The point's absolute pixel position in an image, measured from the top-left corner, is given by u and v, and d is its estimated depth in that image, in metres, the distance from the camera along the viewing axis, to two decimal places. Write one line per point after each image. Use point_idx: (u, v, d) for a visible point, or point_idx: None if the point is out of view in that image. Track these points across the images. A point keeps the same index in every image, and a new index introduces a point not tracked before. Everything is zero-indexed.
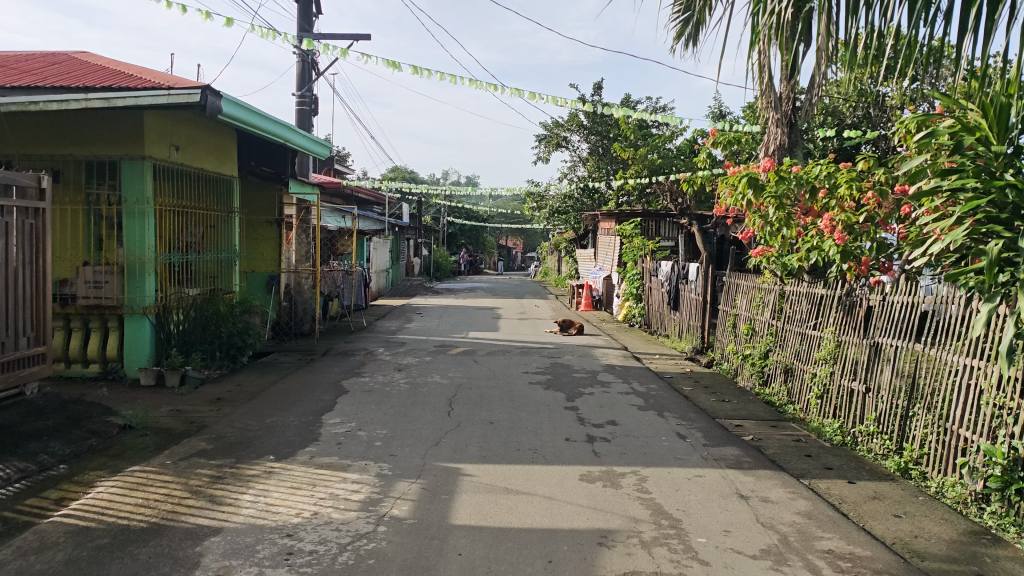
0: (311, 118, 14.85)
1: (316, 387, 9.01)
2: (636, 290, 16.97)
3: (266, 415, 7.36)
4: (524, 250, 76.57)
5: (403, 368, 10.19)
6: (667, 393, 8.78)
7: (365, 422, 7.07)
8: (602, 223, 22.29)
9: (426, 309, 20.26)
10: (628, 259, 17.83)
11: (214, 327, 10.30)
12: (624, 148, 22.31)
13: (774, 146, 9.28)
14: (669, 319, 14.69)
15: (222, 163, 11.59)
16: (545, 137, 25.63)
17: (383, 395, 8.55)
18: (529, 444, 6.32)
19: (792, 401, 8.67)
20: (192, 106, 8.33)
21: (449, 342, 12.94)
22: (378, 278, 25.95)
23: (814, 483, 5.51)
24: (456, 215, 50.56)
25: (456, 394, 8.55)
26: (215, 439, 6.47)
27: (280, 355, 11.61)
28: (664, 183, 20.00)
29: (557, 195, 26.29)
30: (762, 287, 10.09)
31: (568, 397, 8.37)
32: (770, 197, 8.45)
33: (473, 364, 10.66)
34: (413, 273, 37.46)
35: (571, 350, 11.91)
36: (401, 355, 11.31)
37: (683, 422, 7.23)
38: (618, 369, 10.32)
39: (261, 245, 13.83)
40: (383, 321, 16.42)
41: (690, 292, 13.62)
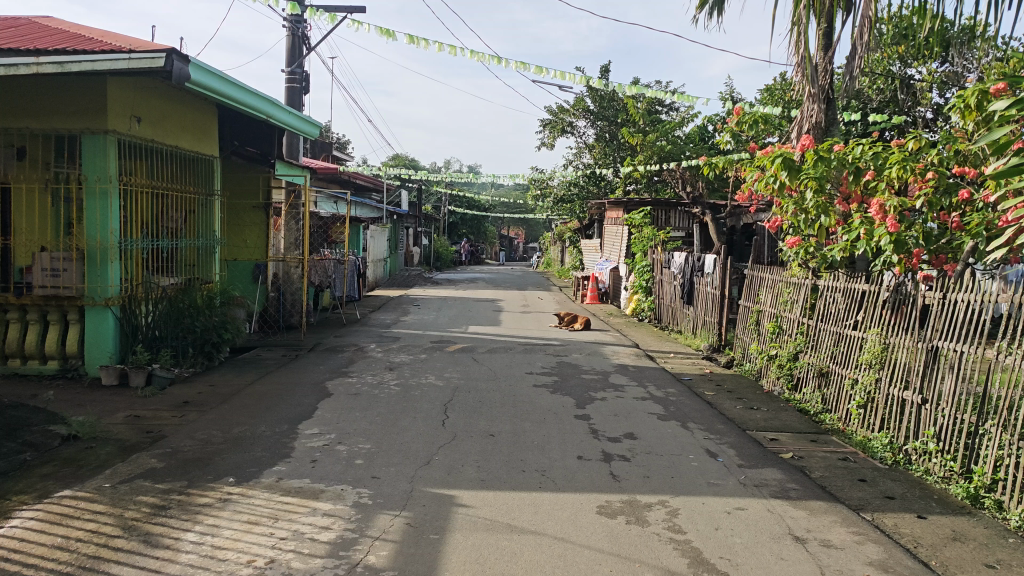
0: (301, 96, 13.91)
1: (296, 388, 8.09)
2: (646, 283, 16.06)
3: (235, 424, 6.45)
4: (526, 241, 75.57)
5: (395, 367, 9.27)
6: (688, 399, 7.86)
7: (346, 433, 6.15)
8: (609, 213, 21.36)
9: (424, 301, 19.36)
10: (638, 249, 16.91)
11: (187, 320, 9.37)
12: (632, 134, 21.38)
13: (810, 125, 8.36)
14: (682, 314, 13.80)
15: (200, 141, 10.64)
16: (549, 122, 24.67)
17: (370, 399, 7.62)
18: (536, 464, 5.39)
19: (828, 410, 7.75)
20: (156, 72, 7.40)
21: (446, 338, 12.02)
22: (376, 268, 25.01)
23: (879, 519, 4.59)
24: (457, 204, 49.59)
25: (453, 398, 7.63)
26: (169, 454, 5.56)
27: (262, 350, 10.69)
28: (676, 170, 19.09)
29: (562, 182, 25.35)
30: (791, 281, 9.17)
31: (578, 404, 7.45)
32: (807, 180, 7.49)
33: (473, 362, 9.73)
34: (412, 263, 36.57)
35: (579, 348, 10.98)
36: (394, 352, 10.38)
37: (711, 436, 6.32)
38: (631, 370, 9.40)
39: (246, 233, 12.97)
40: (378, 314, 15.51)
41: (705, 287, 12.72)
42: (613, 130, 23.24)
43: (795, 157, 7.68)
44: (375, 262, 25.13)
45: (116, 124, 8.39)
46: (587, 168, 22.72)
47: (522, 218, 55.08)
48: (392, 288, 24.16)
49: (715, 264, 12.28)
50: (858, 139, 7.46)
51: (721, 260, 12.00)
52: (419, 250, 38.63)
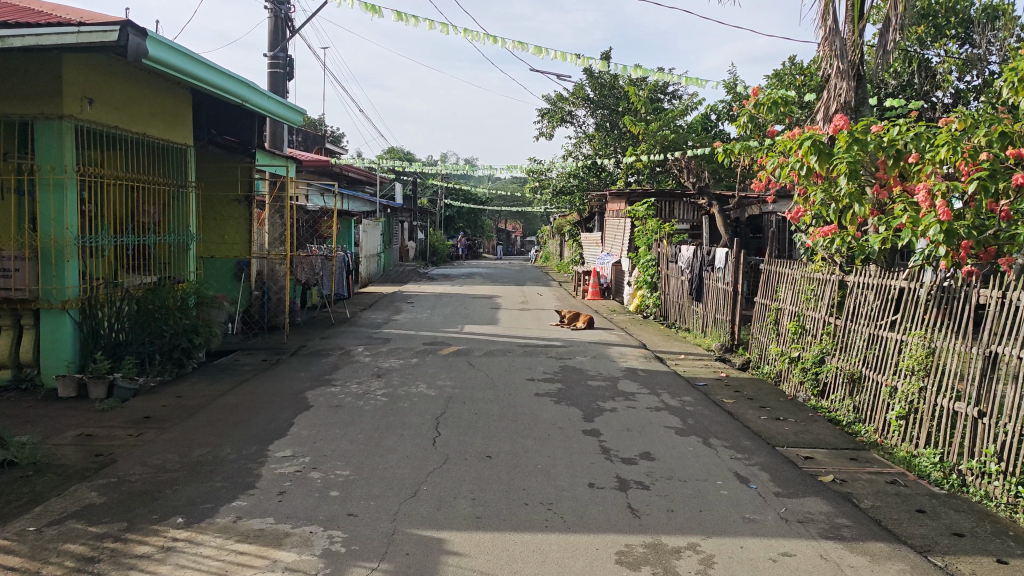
0: (285, 82, 13.09)
1: (273, 399, 7.31)
2: (651, 278, 15.28)
3: (197, 445, 5.67)
4: (524, 235, 74.72)
5: (384, 374, 8.49)
6: (706, 409, 7.09)
7: (322, 456, 5.38)
8: (610, 204, 20.57)
9: (418, 298, 18.56)
10: (641, 242, 16.11)
11: (156, 323, 8.57)
12: (634, 122, 20.56)
13: (838, 105, 7.51)
14: (691, 311, 13.02)
15: (171, 128, 9.83)
16: (547, 111, 23.84)
17: (353, 412, 6.85)
18: (540, 495, 4.62)
19: (861, 420, 6.98)
20: (109, 48, 6.59)
21: (440, 339, 11.23)
22: (369, 264, 24.21)
23: (953, 565, 3.83)
24: (454, 198, 48.71)
25: (446, 410, 6.86)
26: (114, 485, 4.79)
27: (242, 355, 9.91)
28: (681, 159, 18.28)
29: (561, 174, 24.54)
30: (816, 277, 8.40)
31: (585, 416, 6.68)
32: (839, 164, 6.68)
33: (468, 367, 8.94)
34: (408, 258, 35.80)
35: (583, 349, 10.20)
36: (384, 356, 9.60)
37: (739, 455, 5.55)
38: (641, 375, 8.62)
39: (227, 227, 12.18)
40: (369, 313, 14.72)
41: (715, 282, 11.95)
42: (613, 119, 22.42)
43: (824, 139, 6.88)
44: (369, 258, 24.31)
45: (74, 108, 7.59)
46: (587, 158, 21.91)
47: (520, 211, 54.21)
48: (386, 285, 23.35)
49: (727, 258, 11.49)
50: (896, 119, 6.66)
51: (733, 254, 11.22)
52: (415, 245, 37.80)
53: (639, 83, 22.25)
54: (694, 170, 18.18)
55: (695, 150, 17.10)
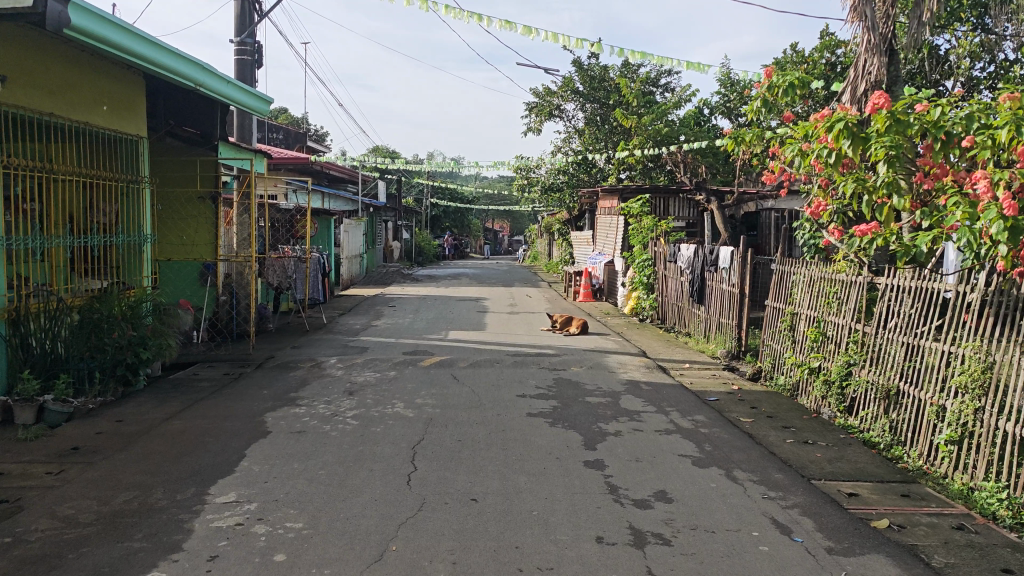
0: (253, 70, 12.12)
1: (227, 422, 6.36)
2: (647, 279, 14.40)
3: (125, 488, 4.72)
4: (511, 234, 73.77)
5: (357, 391, 7.56)
6: (723, 431, 6.20)
7: (272, 502, 4.45)
8: (601, 202, 19.69)
9: (400, 301, 17.61)
10: (636, 241, 15.24)
11: (99, 335, 7.54)
12: (626, 115, 19.66)
13: (868, 84, 6.64)
14: (691, 315, 12.15)
15: (119, 117, 8.85)
16: (535, 105, 22.91)
17: (318, 439, 5.91)
18: (537, 556, 3.71)
19: (900, 443, 6.12)
20: (25, 16, 5.64)
21: (422, 348, 10.30)
22: (350, 264, 23.24)
23: None
24: (439, 196, 47.70)
25: (425, 437, 5.94)
26: (6, 548, 3.84)
27: (201, 368, 8.95)
28: (676, 153, 17.40)
29: (550, 170, 23.62)
30: (839, 279, 7.55)
31: (587, 443, 5.78)
32: (876, 149, 5.79)
33: (451, 382, 8.04)
34: (392, 258, 34.82)
35: (578, 359, 9.29)
36: (358, 368, 8.66)
37: (772, 494, 4.65)
38: (645, 390, 7.71)
39: (191, 228, 11.32)
40: (347, 319, 13.78)
41: (719, 284, 11.08)
42: (604, 113, 21.51)
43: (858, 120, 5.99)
44: (350, 258, 23.36)
45: None
46: (576, 153, 20.99)
47: (507, 210, 53.22)
48: (367, 287, 22.39)
49: (732, 259, 10.62)
50: (942, 97, 5.76)
51: (740, 254, 10.36)
52: (399, 245, 36.82)
53: (631, 76, 21.35)
54: (690, 165, 17.31)
55: (691, 144, 16.23)
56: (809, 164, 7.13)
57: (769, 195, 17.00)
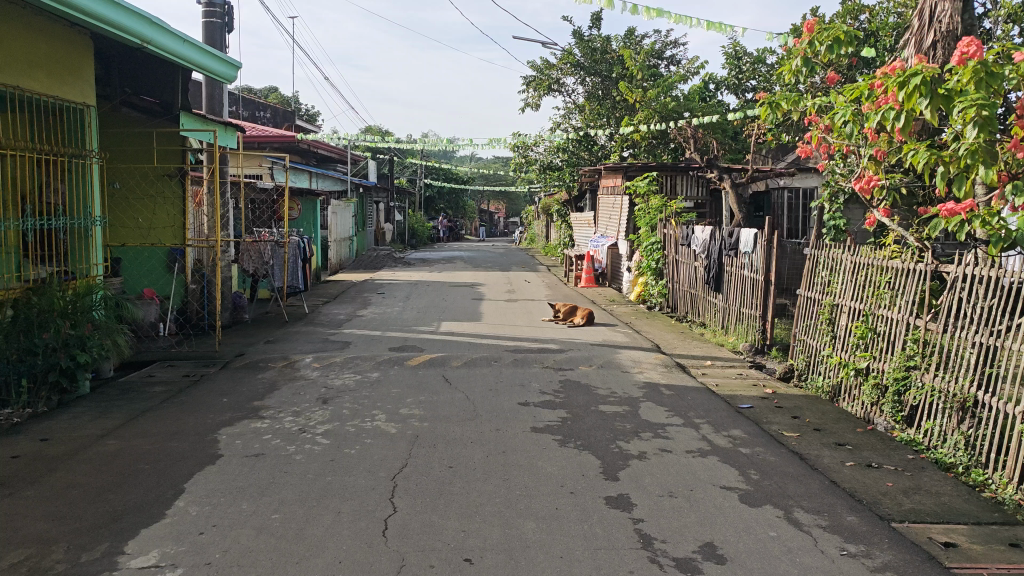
0: (223, 34, 10.98)
1: (171, 442, 5.29)
2: (656, 264, 13.34)
3: (18, 544, 3.66)
4: (508, 215, 72.53)
5: (332, 398, 6.49)
6: (769, 451, 5.14)
7: (202, 566, 3.39)
8: (603, 181, 18.57)
9: (389, 287, 16.53)
10: (643, 223, 14.19)
11: (29, 335, 6.40)
12: (630, 89, 18.50)
13: (940, 36, 5.57)
14: (707, 304, 11.09)
15: (59, 81, 7.69)
16: (533, 80, 21.72)
17: (278, 465, 4.85)
18: None
19: (980, 466, 5.07)
20: None
21: (410, 343, 9.24)
22: (339, 248, 22.14)
23: None
24: (434, 176, 46.47)
25: (408, 462, 4.88)
26: None
27: (158, 369, 7.87)
28: (685, 128, 16.29)
29: (548, 149, 22.47)
30: (893, 266, 6.48)
31: (606, 470, 4.73)
32: (962, 110, 4.70)
33: (442, 385, 6.99)
34: (384, 241, 33.68)
35: (585, 357, 8.23)
36: (337, 369, 7.60)
37: (851, 550, 3.62)
38: (666, 395, 6.66)
39: (156, 208, 10.29)
40: (332, 308, 12.71)
41: (740, 270, 10.01)
42: (607, 86, 20.36)
43: (938, 75, 4.92)
44: (339, 241, 22.26)
45: None
46: (578, 129, 19.84)
47: (502, 191, 52.02)
48: (357, 271, 21.28)
49: (755, 242, 9.54)
50: None
51: (765, 237, 9.29)
52: (392, 227, 35.67)
53: (635, 47, 20.17)
54: (700, 141, 16.23)
55: (703, 118, 15.14)
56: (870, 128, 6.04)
57: (784, 172, 15.93)
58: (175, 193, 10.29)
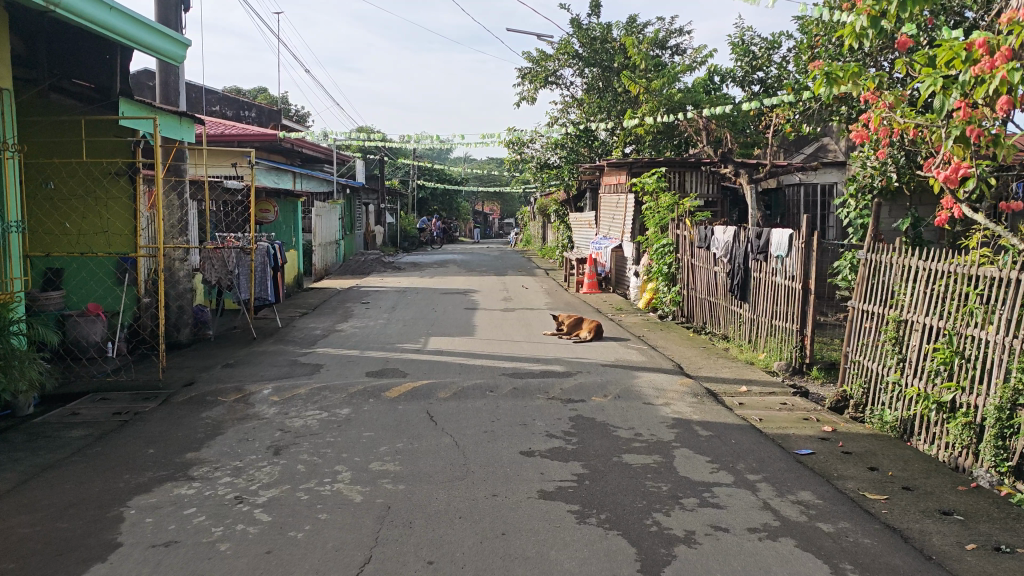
0: (177, 13, 9.64)
1: (60, 523, 3.96)
2: (668, 269, 12.05)
3: None
4: (502, 216, 71.13)
5: (286, 447, 5.16)
6: (859, 529, 3.83)
7: None
8: (605, 179, 17.27)
9: (375, 296, 15.23)
10: (651, 222, 12.90)
11: None
12: (634, 79, 17.18)
13: None
14: (730, 314, 9.80)
15: None
16: (529, 72, 20.39)
17: (195, 559, 3.53)
18: None
19: None
20: None
21: (392, 366, 7.92)
22: (324, 252, 20.84)
23: None
24: (426, 177, 45.10)
25: (374, 554, 3.56)
26: None
27: (84, 406, 6.53)
28: (696, 119, 14.96)
29: (546, 144, 21.15)
30: (985, 276, 5.19)
31: (646, 566, 3.41)
32: None
33: (426, 426, 5.67)
34: (375, 243, 32.31)
35: (598, 383, 6.92)
36: (299, 404, 6.26)
37: None
38: (704, 438, 5.35)
39: (102, 211, 8.95)
40: (308, 322, 11.40)
41: (771, 277, 8.69)
42: (608, 77, 19.04)
43: None
44: (324, 246, 20.95)
45: None
46: (577, 123, 18.53)
47: (496, 191, 50.64)
48: (343, 278, 19.97)
49: (790, 245, 8.22)
50: None
51: (803, 239, 7.98)
52: (382, 230, 34.35)
53: (637, 35, 18.88)
54: (713, 133, 14.97)
55: (716, 108, 13.86)
56: (980, 99, 4.74)
57: (803, 167, 14.65)
58: (112, 190, 8.95)
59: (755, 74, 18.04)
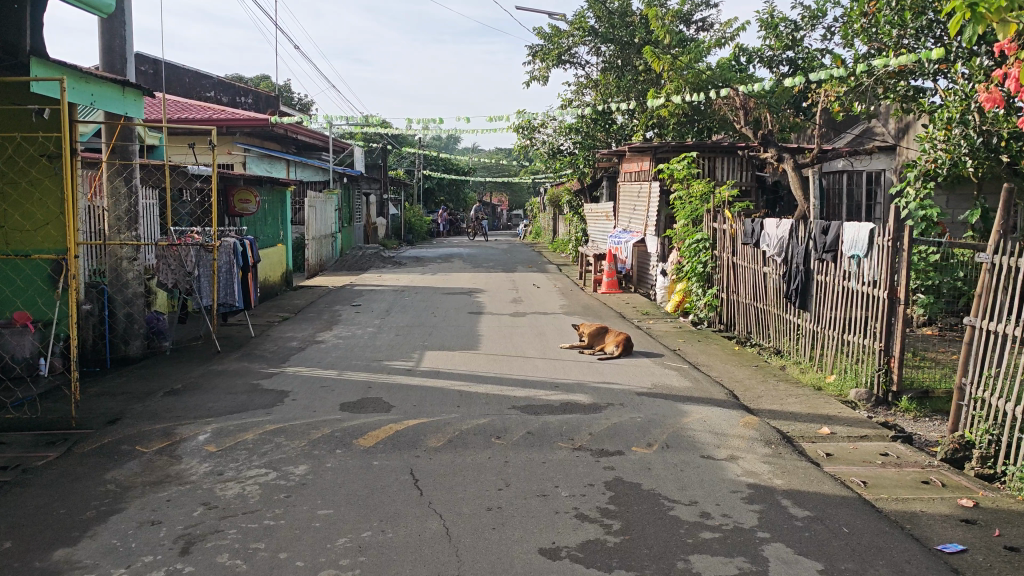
0: None
1: None
2: (703, 268, 10.44)
3: None
4: (510, 207, 69.40)
5: (204, 538, 3.58)
6: None
7: None
8: (625, 166, 15.63)
9: (370, 295, 13.66)
10: (681, 214, 11.28)
11: None
12: (658, 56, 15.50)
13: None
14: (784, 324, 8.18)
15: None
16: (540, 49, 18.73)
17: None
18: None
19: None
20: None
21: (373, 395, 6.31)
22: (319, 247, 19.29)
23: None
24: (432, 167, 43.49)
25: None
26: None
27: None
28: (731, 97, 13.28)
29: (558, 128, 19.47)
30: None
31: None
32: None
33: (407, 497, 4.08)
34: (377, 236, 30.72)
35: (639, 424, 5.30)
36: (242, 457, 4.68)
37: None
38: (803, 523, 3.74)
39: (25, 200, 7.40)
40: (286, 330, 9.81)
41: (842, 282, 7.05)
42: (627, 54, 17.34)
43: None
44: (319, 239, 19.41)
45: None
46: (593, 104, 16.86)
47: (505, 182, 48.90)
48: (339, 274, 18.39)
49: (871, 243, 6.57)
50: None
51: (889, 236, 6.33)
52: (385, 222, 32.78)
53: (659, 8, 17.17)
54: (751, 114, 13.29)
55: (756, 84, 12.19)
56: None
57: (852, 151, 12.98)
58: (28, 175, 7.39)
59: (790, 49, 16.37)
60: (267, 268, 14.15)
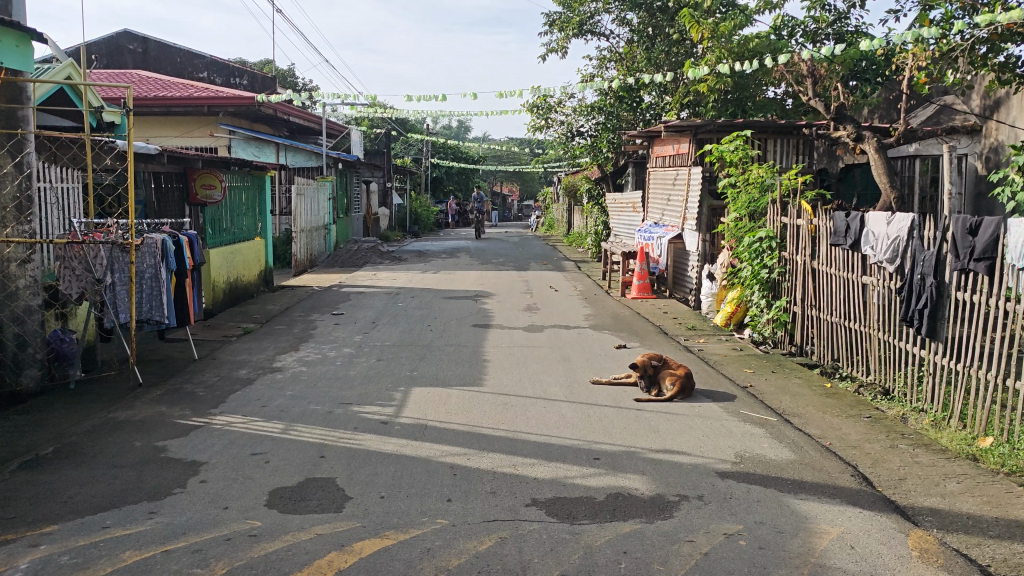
0: None
1: None
2: (767, 274, 8.26)
3: None
4: (522, 198, 67.14)
5: None
6: None
7: None
8: (657, 149, 13.46)
9: (358, 300, 11.55)
10: (733, 205, 9.10)
11: None
12: (697, 20, 13.32)
13: None
14: (900, 357, 6.01)
15: None
16: (559, 18, 16.57)
17: None
18: None
19: None
20: None
21: (323, 475, 4.19)
22: (307, 240, 17.19)
23: None
24: (441, 155, 41.39)
25: None
26: None
27: None
28: (793, 64, 11.11)
29: (578, 107, 17.31)
30: None
31: None
32: None
33: None
34: (379, 228, 28.58)
35: (748, 555, 3.17)
36: None
37: None
38: None
39: None
40: (240, 350, 7.71)
41: (1004, 305, 4.86)
42: (658, 22, 15.14)
43: None
44: (308, 231, 17.30)
45: None
46: (620, 78, 14.69)
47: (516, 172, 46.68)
48: (330, 271, 16.29)
49: None
50: None
51: None
52: (388, 213, 30.65)
53: None
54: (816, 84, 11.10)
55: (823, 48, 9.99)
56: None
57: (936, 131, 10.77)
58: None
59: (845, 15, 14.18)
60: (240, 266, 12.07)
